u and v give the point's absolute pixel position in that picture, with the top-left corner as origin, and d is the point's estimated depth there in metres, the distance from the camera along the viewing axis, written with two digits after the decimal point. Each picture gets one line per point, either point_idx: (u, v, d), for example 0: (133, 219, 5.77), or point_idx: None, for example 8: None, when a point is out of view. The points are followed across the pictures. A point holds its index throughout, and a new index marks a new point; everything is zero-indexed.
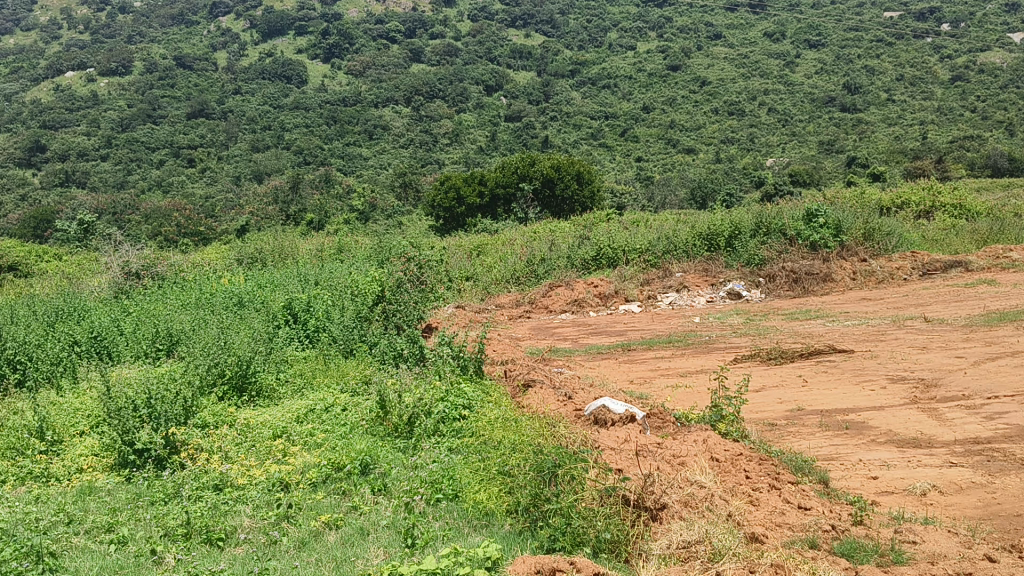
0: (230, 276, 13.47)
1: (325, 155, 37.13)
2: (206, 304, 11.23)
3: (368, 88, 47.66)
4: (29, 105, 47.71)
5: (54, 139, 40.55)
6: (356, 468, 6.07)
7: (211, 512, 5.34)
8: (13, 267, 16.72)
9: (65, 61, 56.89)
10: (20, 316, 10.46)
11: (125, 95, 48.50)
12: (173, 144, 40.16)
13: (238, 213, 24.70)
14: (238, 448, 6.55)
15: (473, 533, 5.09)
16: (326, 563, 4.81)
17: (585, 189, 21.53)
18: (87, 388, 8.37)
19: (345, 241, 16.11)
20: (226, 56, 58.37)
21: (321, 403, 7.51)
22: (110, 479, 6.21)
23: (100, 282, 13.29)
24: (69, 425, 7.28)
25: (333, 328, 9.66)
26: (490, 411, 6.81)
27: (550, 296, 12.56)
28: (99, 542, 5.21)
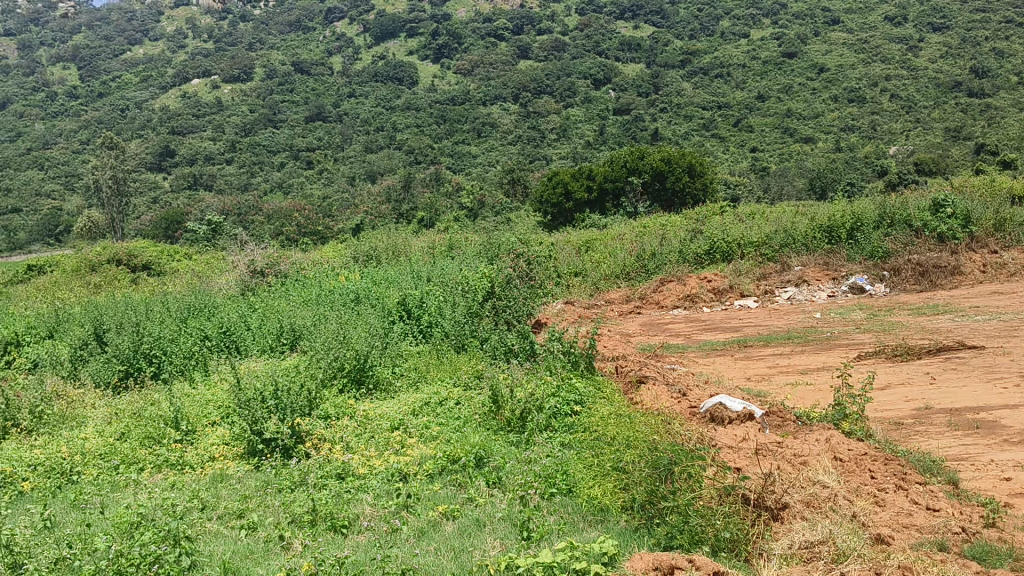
0: (347, 273, 13.88)
1: (436, 154, 37.81)
2: (325, 301, 11.63)
3: (478, 86, 48.21)
4: (161, 113, 50.48)
5: (182, 144, 42.84)
6: (471, 461, 6.12)
7: (335, 501, 5.55)
8: (148, 266, 17.73)
9: (191, 70, 60.12)
10: (155, 313, 11.07)
11: (248, 101, 50.72)
12: (291, 147, 41.73)
13: (354, 212, 25.46)
14: (358, 439, 6.78)
15: (589, 529, 5.10)
16: (445, 553, 4.90)
17: (697, 181, 21.09)
18: (218, 381, 8.80)
19: (456, 238, 16.32)
20: (340, 60, 60.23)
21: (435, 397, 7.66)
22: (240, 467, 6.50)
23: (228, 280, 13.90)
24: (202, 416, 7.67)
25: (446, 325, 9.86)
26: (603, 405, 6.79)
27: (661, 292, 12.42)
28: (231, 528, 5.47)
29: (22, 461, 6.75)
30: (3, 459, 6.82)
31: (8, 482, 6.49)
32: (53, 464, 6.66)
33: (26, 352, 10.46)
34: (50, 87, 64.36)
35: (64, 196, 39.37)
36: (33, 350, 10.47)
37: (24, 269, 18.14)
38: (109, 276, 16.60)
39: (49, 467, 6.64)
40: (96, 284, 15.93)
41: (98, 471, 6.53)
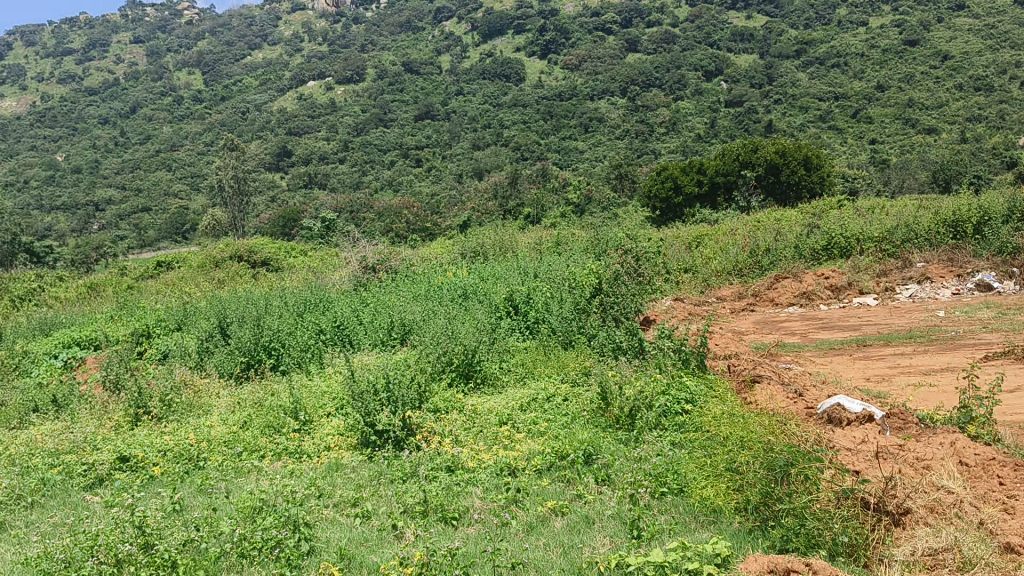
0: (455, 269, 14.07)
1: (543, 150, 37.90)
2: (434, 296, 11.84)
3: (585, 81, 48.08)
4: (279, 114, 52.46)
5: (298, 144, 44.43)
6: (579, 457, 6.11)
7: (446, 493, 5.64)
8: (266, 262, 18.40)
9: (307, 72, 62.31)
10: (274, 307, 11.50)
11: (360, 101, 52.15)
12: (401, 145, 42.62)
13: (462, 209, 25.82)
14: (467, 432, 6.87)
15: (701, 530, 5.03)
16: (555, 548, 4.92)
17: (813, 174, 20.44)
18: (333, 373, 9.08)
19: (563, 233, 16.31)
20: (449, 59, 61.15)
21: (542, 393, 7.69)
22: (355, 457, 6.69)
23: (342, 276, 14.31)
24: (318, 407, 7.92)
25: (553, 320, 9.91)
26: (715, 405, 6.68)
27: (775, 289, 12.10)
28: (346, 515, 5.63)
29: (154, 446, 7.11)
30: (137, 443, 7.22)
31: (140, 466, 6.84)
32: (181, 450, 6.99)
33: (156, 344, 11.04)
34: (177, 91, 67.80)
35: (189, 195, 41.42)
36: (162, 342, 11.03)
37: (155, 265, 19.18)
38: (232, 271, 17.35)
39: (177, 452, 6.98)
40: (219, 279, 16.68)
41: (222, 458, 6.84)
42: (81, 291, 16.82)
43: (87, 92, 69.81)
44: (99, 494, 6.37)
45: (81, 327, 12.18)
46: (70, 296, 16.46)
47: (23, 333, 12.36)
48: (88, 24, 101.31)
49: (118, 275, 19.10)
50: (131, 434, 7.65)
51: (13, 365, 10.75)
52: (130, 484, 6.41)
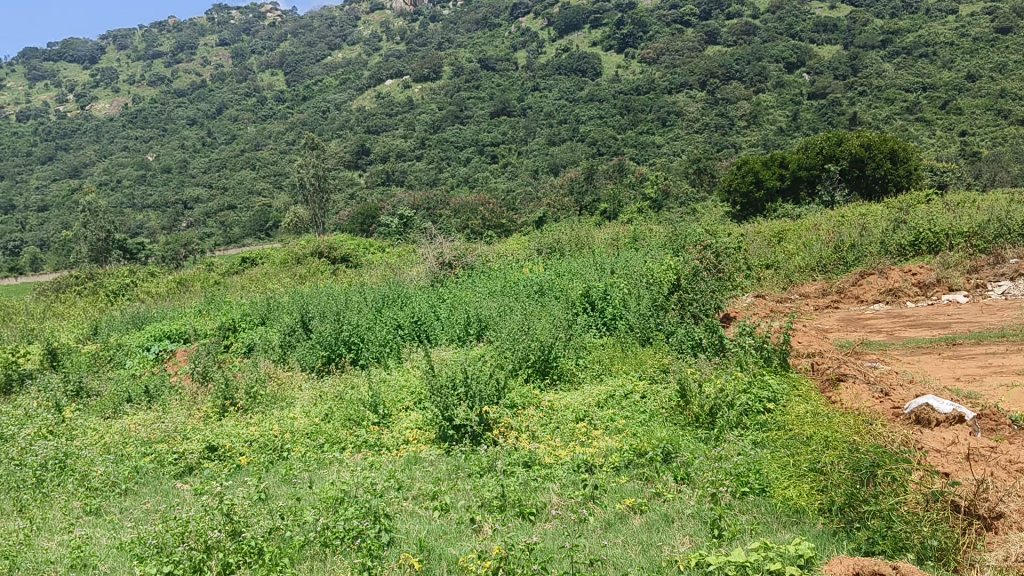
0: (531, 266, 14.08)
1: (619, 145, 37.62)
2: (510, 292, 11.91)
3: (662, 75, 47.52)
4: (358, 114, 53.39)
5: (376, 143, 45.45)
6: (658, 455, 6.05)
7: (524, 489, 5.66)
8: (346, 258, 18.72)
9: (385, 71, 63.23)
10: (354, 303, 11.72)
11: (437, 99, 52.68)
12: (478, 142, 42.86)
13: (538, 206, 25.89)
14: (544, 429, 6.89)
15: (783, 530, 4.94)
16: (633, 546, 4.89)
17: (900, 168, 19.54)
18: (411, 367, 9.20)
19: (641, 229, 16.17)
20: (525, 55, 61.20)
21: (620, 389, 7.64)
22: (433, 450, 6.76)
23: (419, 272, 14.47)
24: (397, 401, 8.04)
25: (631, 317, 9.85)
26: (798, 404, 6.55)
27: (860, 286, 11.76)
28: (425, 508, 5.70)
29: (240, 436, 7.31)
30: (224, 434, 7.45)
31: (227, 456, 7.05)
32: (266, 441, 7.19)
33: (242, 337, 11.36)
34: (260, 92, 69.61)
35: (272, 193, 42.53)
36: (247, 336, 11.34)
37: (240, 261, 19.77)
38: (313, 266, 17.74)
39: (263, 443, 7.17)
40: (301, 275, 17.04)
41: (305, 449, 7.00)
42: (171, 286, 17.42)
43: (176, 94, 72.31)
44: (189, 482, 6.60)
45: (171, 321, 12.61)
46: (161, 290, 17.07)
47: (117, 326, 12.86)
48: (176, 27, 104.88)
49: (205, 270, 19.72)
50: (218, 425, 7.90)
51: (109, 356, 11.22)
52: (218, 473, 6.62)
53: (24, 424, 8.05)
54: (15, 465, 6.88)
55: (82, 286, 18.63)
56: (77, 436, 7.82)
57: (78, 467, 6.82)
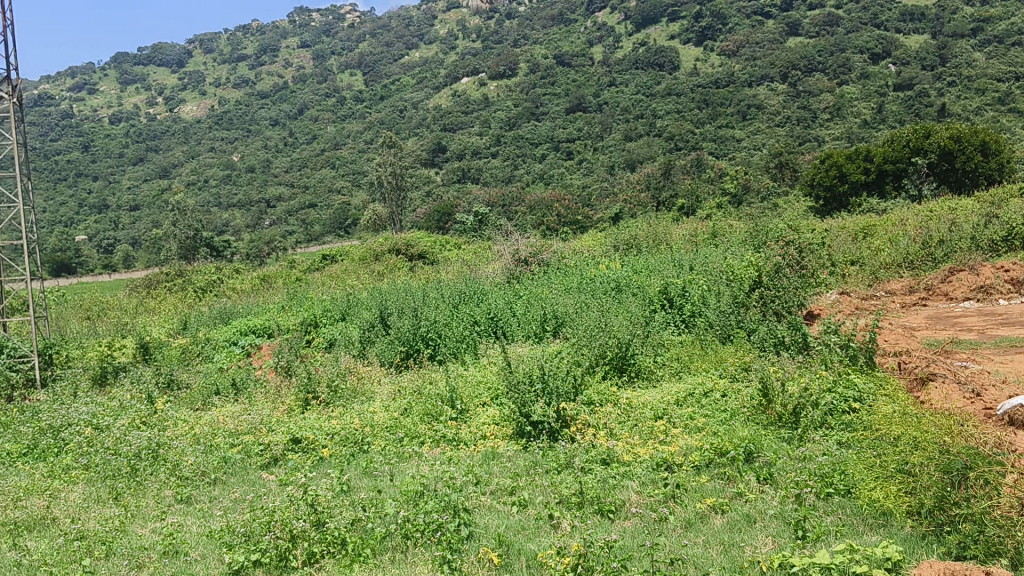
0: (608, 262, 14.00)
1: (697, 139, 37.08)
2: (587, 289, 11.87)
3: (742, 67, 46.61)
4: (435, 113, 53.86)
5: (453, 140, 46.37)
6: (740, 455, 5.95)
7: (602, 487, 5.63)
8: (423, 255, 18.93)
9: (461, 69, 63.62)
10: (431, 299, 11.85)
11: (512, 96, 52.84)
12: (553, 138, 42.74)
13: (614, 202, 25.67)
14: (622, 426, 6.85)
15: (870, 532, 4.81)
16: (714, 547, 4.82)
17: (992, 161, 18.90)
18: (488, 364, 9.25)
19: (720, 225, 15.90)
20: (601, 50, 60.78)
21: (700, 388, 7.54)
22: (511, 446, 6.78)
23: (496, 269, 14.54)
24: (474, 396, 8.09)
25: (710, 314, 9.71)
26: (886, 404, 6.36)
27: (949, 282, 11.33)
28: (504, 503, 5.71)
29: (322, 430, 7.47)
30: (307, 427, 7.62)
31: (311, 448, 7.20)
32: (347, 434, 7.32)
33: (322, 333, 11.57)
34: (339, 93, 70.85)
35: (350, 191, 43.27)
36: (328, 331, 11.55)
37: (320, 258, 20.17)
38: (390, 263, 17.99)
39: (344, 436, 7.31)
40: (379, 272, 17.30)
41: (385, 443, 7.10)
42: (255, 283, 17.91)
43: (259, 95, 74.26)
44: (274, 473, 6.78)
45: (256, 317, 12.93)
46: (246, 287, 17.55)
47: (205, 321, 13.27)
48: (260, 30, 107.77)
49: (288, 267, 20.21)
50: (301, 418, 8.08)
51: (197, 350, 11.58)
52: (302, 465, 6.78)
53: (119, 415, 8.38)
54: (111, 454, 7.18)
55: (171, 283, 19.29)
56: (168, 427, 8.09)
57: (170, 457, 7.06)
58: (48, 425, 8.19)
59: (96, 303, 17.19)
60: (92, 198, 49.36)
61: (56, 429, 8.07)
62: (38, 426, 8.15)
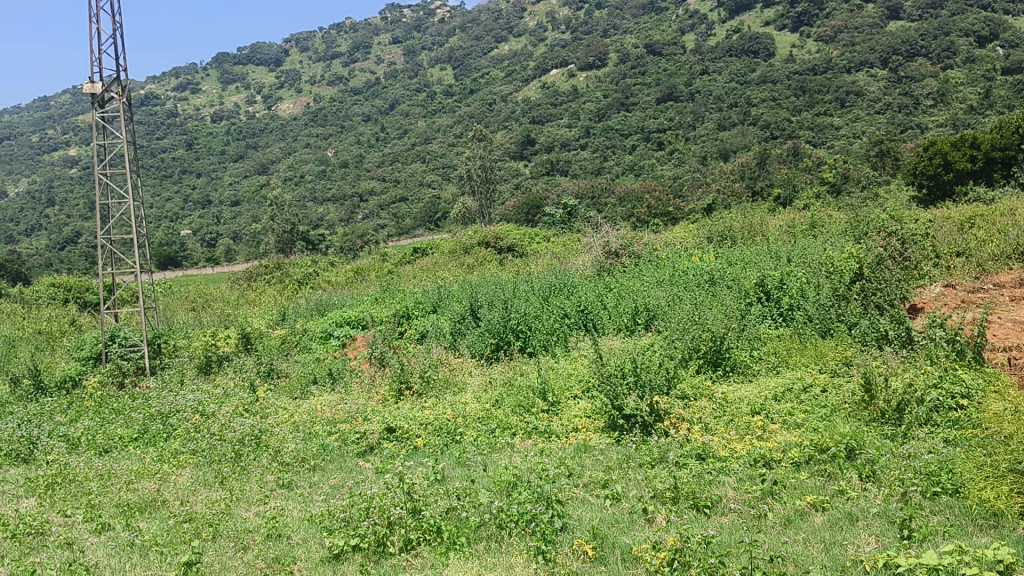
0: (701, 254, 13.78)
1: (793, 127, 36.08)
2: (679, 281, 11.73)
3: (840, 53, 45.12)
4: (524, 107, 54.06)
5: (542, 133, 46.55)
6: (841, 451, 5.79)
7: (697, 481, 5.54)
8: (513, 247, 18.95)
9: (551, 61, 63.55)
10: (521, 292, 11.90)
11: (602, 87, 52.53)
12: (644, 129, 42.27)
13: (706, 192, 25.16)
14: (718, 421, 6.75)
15: (980, 534, 4.61)
16: (815, 544, 4.70)
17: None
18: (579, 356, 9.23)
19: (819, 215, 15.44)
20: (693, 38, 59.73)
21: (799, 382, 7.37)
22: (603, 439, 6.75)
23: (586, 262, 14.49)
24: (565, 388, 8.09)
25: (808, 306, 9.49)
26: (996, 401, 6.09)
27: None
28: (597, 496, 5.69)
29: (416, 420, 7.60)
30: (401, 416, 7.76)
31: (405, 438, 7.33)
32: (440, 424, 7.41)
33: (415, 325, 11.72)
34: (430, 88, 71.69)
35: (440, 184, 43.77)
36: (420, 323, 11.71)
37: (411, 251, 20.46)
38: (481, 256, 18.12)
39: (437, 426, 7.41)
40: (469, 265, 17.44)
41: (478, 433, 7.17)
42: (349, 275, 18.29)
43: (353, 92, 75.82)
44: (369, 462, 6.93)
45: (351, 308, 13.21)
46: (340, 279, 17.93)
47: (303, 313, 13.63)
48: (353, 27, 109.96)
49: (381, 260, 20.59)
50: (395, 408, 8.23)
51: (295, 341, 11.91)
52: (397, 453, 6.91)
53: (223, 403, 8.72)
54: (216, 440, 7.47)
55: (270, 276, 19.85)
56: (269, 414, 8.38)
57: (272, 443, 7.31)
58: (159, 411, 8.57)
59: (200, 295, 17.85)
60: (195, 194, 51.27)
61: (165, 416, 8.45)
62: (149, 413, 8.56)
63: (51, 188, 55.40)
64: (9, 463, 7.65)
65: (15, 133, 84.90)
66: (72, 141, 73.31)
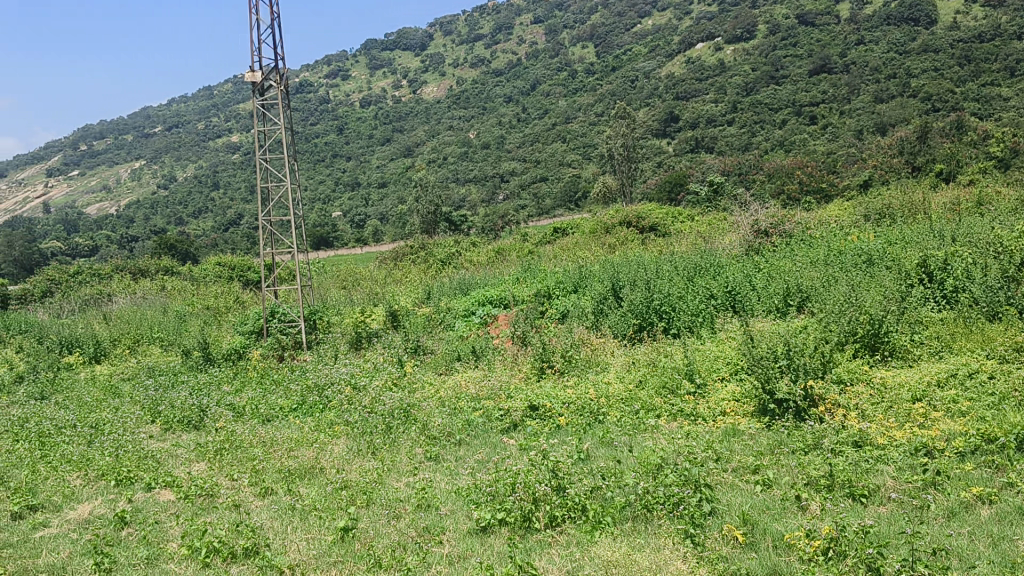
0: (858, 233, 13.15)
1: (958, 98, 33.72)
2: (835, 262, 11.27)
3: (1012, 16, 41.72)
4: (668, 83, 53.26)
5: (686, 109, 45.70)
6: (1011, 442, 5.42)
7: (855, 469, 5.33)
8: (654, 226, 18.71)
9: (696, 35, 62.00)
10: (665, 272, 11.73)
11: (750, 60, 50.87)
12: (794, 103, 40.64)
13: (861, 168, 24.02)
14: (877, 408, 6.47)
15: None
16: (982, 539, 4.44)
17: None
18: (726, 338, 9.02)
19: (987, 191, 14.40)
20: (848, 6, 56.63)
21: (963, 368, 6.95)
22: (752, 424, 6.60)
23: (733, 241, 14.13)
24: (711, 370, 7.92)
25: (975, 289, 8.93)
26: None
27: None
28: (746, 481, 5.56)
29: (559, 398, 7.65)
30: (544, 394, 7.84)
31: (548, 416, 7.40)
32: (583, 403, 7.44)
33: (556, 304, 11.78)
34: (571, 66, 71.40)
35: (581, 163, 43.63)
36: (562, 302, 11.76)
37: (552, 231, 20.60)
38: (622, 235, 18.02)
39: (579, 406, 7.43)
40: (611, 244, 17.43)
41: (622, 414, 7.15)
42: (491, 255, 18.59)
43: (494, 74, 76.61)
44: (514, 438, 7.04)
45: (494, 287, 13.39)
46: (482, 259, 18.26)
47: (448, 292, 13.96)
48: (496, 9, 110.69)
49: (522, 240, 20.83)
50: (538, 385, 8.34)
51: (440, 319, 12.25)
52: (541, 431, 6.99)
53: (374, 376, 9.11)
54: (368, 412, 7.78)
55: (416, 255, 20.46)
56: (417, 388, 8.67)
57: (420, 417, 7.57)
58: (315, 383, 9.01)
59: (351, 273, 18.63)
60: (345, 177, 53.35)
61: (321, 388, 8.86)
62: (306, 384, 9.00)
63: (216, 173, 58.99)
64: (182, 429, 8.19)
65: (184, 120, 90.84)
66: (234, 128, 77.69)
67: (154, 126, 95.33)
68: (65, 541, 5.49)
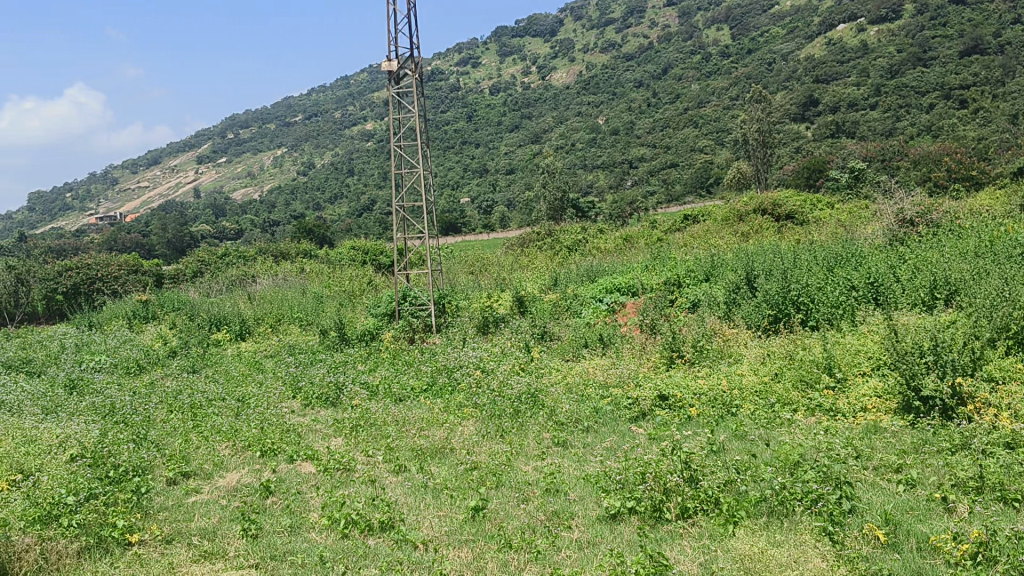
0: (1015, 222, 12.37)
1: None
2: (987, 253, 10.66)
3: None
4: (807, 65, 51.52)
5: (826, 92, 44.05)
6: None
7: (1007, 471, 5.04)
8: (791, 215, 18.15)
9: (837, 15, 59.42)
10: (802, 261, 11.40)
11: (895, 41, 48.46)
12: (943, 85, 38.43)
13: (1017, 154, 22.54)
14: None
15: None
16: None
17: None
18: (869, 331, 8.71)
19: None
20: None
21: None
22: (895, 421, 6.36)
23: (875, 231, 13.57)
24: (852, 365, 7.67)
25: None
26: None
27: None
28: (888, 480, 5.37)
29: (690, 389, 7.58)
30: (674, 384, 7.78)
31: (679, 406, 7.34)
32: (715, 395, 7.36)
33: (687, 293, 11.64)
34: (703, 50, 69.84)
35: (712, 148, 42.54)
36: (692, 291, 11.60)
37: (682, 218, 20.32)
38: (756, 224, 17.57)
39: (712, 397, 7.34)
40: (744, 232, 17.07)
41: (757, 407, 7.02)
42: (618, 242, 18.50)
43: (625, 59, 75.87)
44: (643, 427, 7.02)
45: (622, 275, 13.31)
46: (610, 246, 18.18)
47: (575, 279, 13.97)
48: None
49: (650, 227, 20.60)
50: (668, 375, 8.29)
51: (567, 305, 12.30)
52: (672, 421, 6.96)
53: (503, 361, 9.28)
54: (497, 396, 7.94)
55: (543, 241, 20.57)
56: (544, 374, 8.79)
57: (548, 402, 7.65)
58: (445, 365, 9.24)
59: (480, 259, 18.90)
60: (473, 163, 54.10)
61: (450, 370, 9.09)
62: (436, 366, 9.27)
63: (351, 160, 60.94)
64: (320, 406, 8.56)
65: (321, 110, 94.09)
66: (369, 116, 79.88)
67: (294, 115, 99.15)
68: (215, 507, 5.85)
